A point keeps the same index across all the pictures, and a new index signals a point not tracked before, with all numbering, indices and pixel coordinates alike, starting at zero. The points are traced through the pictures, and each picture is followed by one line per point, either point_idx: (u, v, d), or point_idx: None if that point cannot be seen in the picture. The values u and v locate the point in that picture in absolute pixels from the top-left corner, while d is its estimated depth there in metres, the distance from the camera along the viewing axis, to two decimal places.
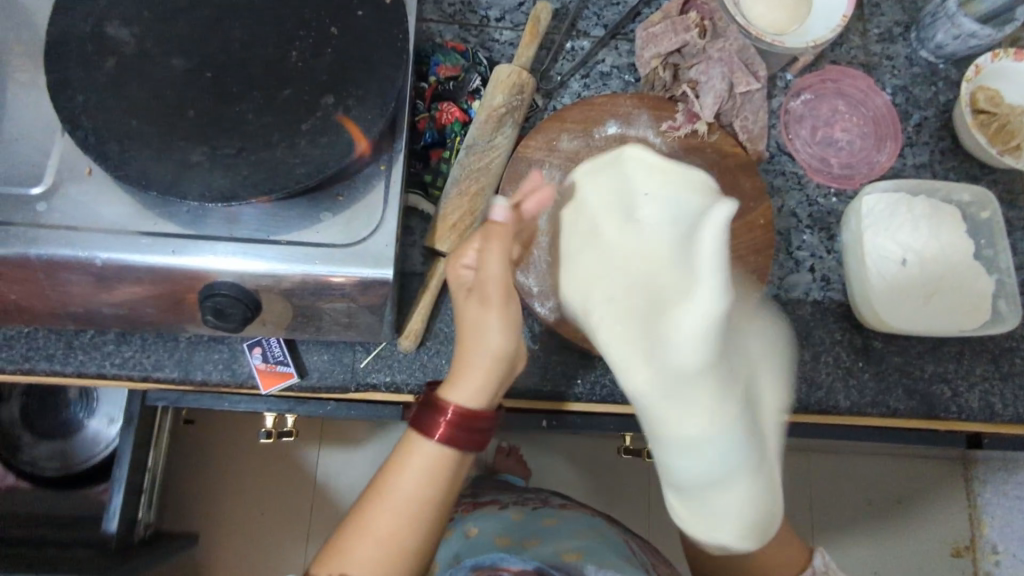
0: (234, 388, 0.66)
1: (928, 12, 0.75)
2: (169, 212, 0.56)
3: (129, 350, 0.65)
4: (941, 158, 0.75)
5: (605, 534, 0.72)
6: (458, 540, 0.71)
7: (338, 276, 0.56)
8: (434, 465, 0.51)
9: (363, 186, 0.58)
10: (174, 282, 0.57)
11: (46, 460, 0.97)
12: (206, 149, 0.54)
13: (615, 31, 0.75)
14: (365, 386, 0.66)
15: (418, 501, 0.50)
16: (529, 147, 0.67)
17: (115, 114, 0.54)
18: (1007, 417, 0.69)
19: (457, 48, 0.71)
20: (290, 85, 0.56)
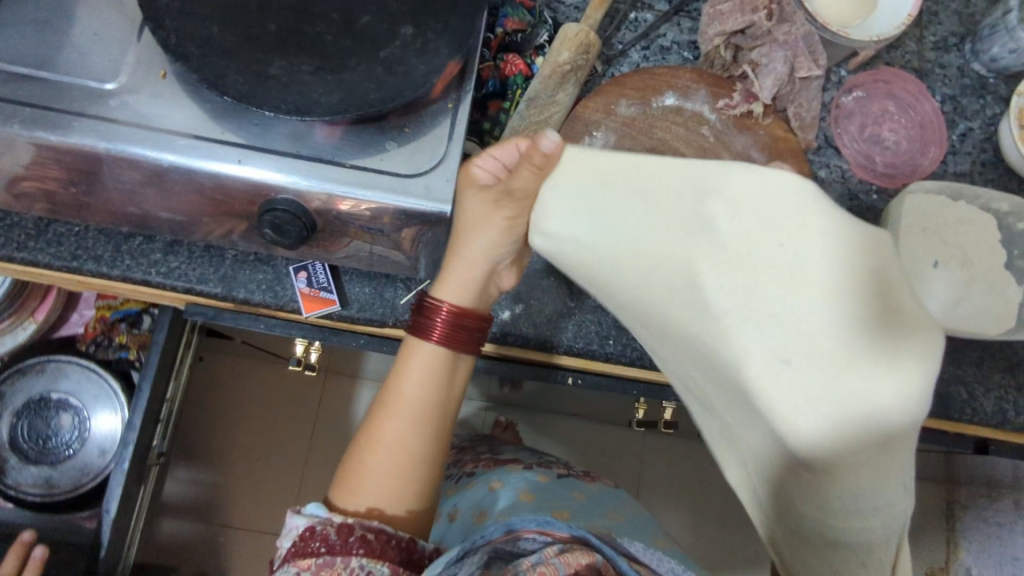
0: (274, 310, 0.67)
1: (986, 25, 0.77)
2: (237, 123, 0.57)
3: (176, 260, 0.66)
4: (982, 169, 0.77)
5: (624, 515, 0.74)
6: (482, 490, 0.75)
7: (396, 206, 0.57)
8: (427, 369, 0.62)
9: (429, 122, 0.59)
10: (235, 193, 0.58)
11: (30, 486, 0.95)
12: (284, 64, 0.55)
13: (679, 7, 0.76)
14: (402, 322, 0.67)
15: (409, 420, 0.62)
16: (587, 107, 0.68)
17: (198, 19, 0.55)
18: (1018, 426, 0.71)
19: (525, 3, 0.72)
20: (371, 12, 0.57)
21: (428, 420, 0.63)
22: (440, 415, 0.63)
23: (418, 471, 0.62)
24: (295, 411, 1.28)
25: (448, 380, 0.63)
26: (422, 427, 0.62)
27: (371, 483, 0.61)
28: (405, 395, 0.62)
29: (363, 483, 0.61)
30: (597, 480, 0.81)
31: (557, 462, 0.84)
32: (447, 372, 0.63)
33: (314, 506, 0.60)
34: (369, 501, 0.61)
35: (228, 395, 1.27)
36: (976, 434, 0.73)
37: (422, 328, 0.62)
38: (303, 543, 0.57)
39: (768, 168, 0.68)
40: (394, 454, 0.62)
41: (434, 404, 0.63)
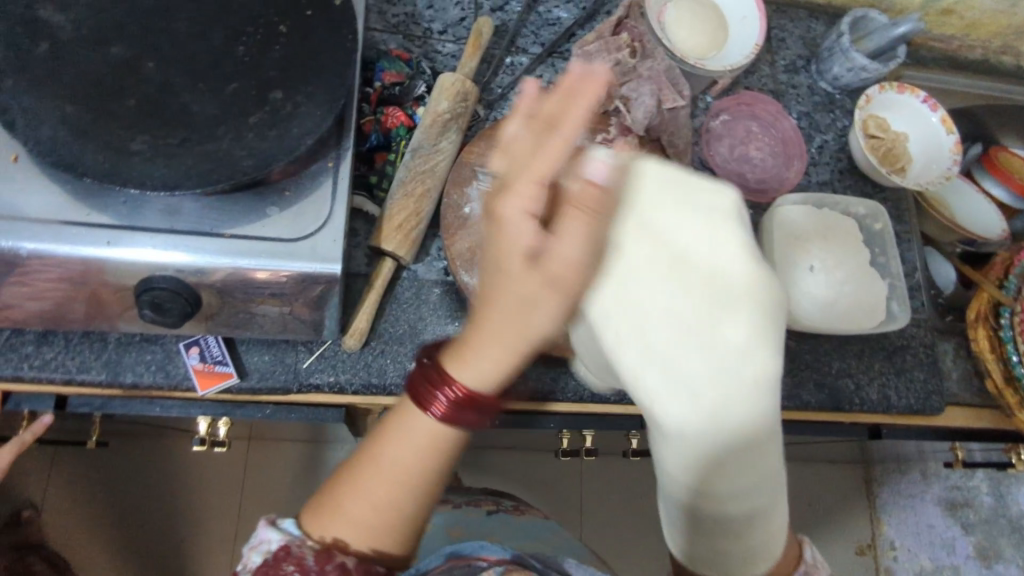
0: (167, 391, 0.64)
1: (825, 47, 0.85)
2: (103, 203, 0.55)
3: (51, 351, 0.62)
4: (840, 177, 0.84)
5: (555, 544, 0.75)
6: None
7: (284, 270, 0.56)
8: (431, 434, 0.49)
9: (310, 183, 0.59)
10: (108, 277, 0.55)
11: None
12: (147, 138, 0.53)
13: (552, 49, 0.79)
14: (307, 387, 0.65)
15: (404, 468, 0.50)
16: (472, 153, 0.69)
17: (50, 99, 0.53)
18: (901, 408, 0.76)
19: (401, 56, 0.73)
20: (237, 79, 0.56)
21: (424, 475, 0.50)
22: (433, 470, 0.50)
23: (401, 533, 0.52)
24: (210, 487, 1.20)
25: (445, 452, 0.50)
26: (417, 486, 0.50)
27: (346, 518, 0.51)
28: (398, 439, 0.50)
29: (337, 517, 0.51)
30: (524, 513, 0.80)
31: (483, 498, 0.83)
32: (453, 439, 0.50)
33: (289, 520, 0.53)
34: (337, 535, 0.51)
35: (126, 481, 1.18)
36: (867, 421, 0.79)
37: (428, 394, 0.48)
38: (275, 562, 0.50)
39: None
40: (383, 513, 0.51)
41: (433, 452, 0.50)
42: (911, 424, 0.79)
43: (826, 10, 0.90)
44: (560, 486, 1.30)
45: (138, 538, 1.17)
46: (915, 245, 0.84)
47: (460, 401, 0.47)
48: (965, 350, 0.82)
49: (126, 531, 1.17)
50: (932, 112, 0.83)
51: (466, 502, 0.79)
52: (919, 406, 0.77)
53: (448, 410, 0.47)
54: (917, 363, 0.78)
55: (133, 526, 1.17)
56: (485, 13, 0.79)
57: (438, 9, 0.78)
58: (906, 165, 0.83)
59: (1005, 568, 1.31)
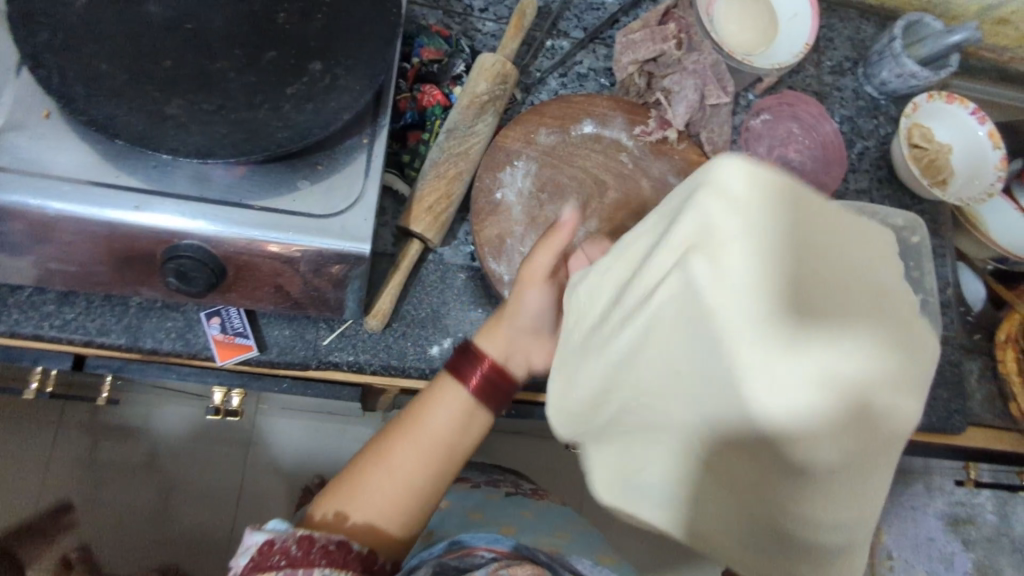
0: (186, 359, 0.63)
1: (876, 51, 0.82)
2: (134, 166, 0.54)
3: (72, 312, 0.61)
4: (878, 186, 0.82)
5: (575, 530, 0.73)
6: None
7: (313, 247, 0.55)
8: (462, 408, 0.57)
9: (344, 158, 0.58)
10: (134, 241, 0.54)
11: None
12: (183, 103, 0.52)
13: (594, 35, 0.77)
14: (326, 364, 0.65)
15: (443, 438, 0.56)
16: (507, 137, 0.68)
17: (85, 56, 0.51)
18: (923, 426, 0.75)
19: (441, 32, 0.72)
20: (276, 47, 0.55)
21: (441, 462, 0.56)
22: (448, 458, 0.57)
23: (414, 510, 0.56)
24: (215, 452, 1.21)
25: (467, 431, 0.57)
26: (431, 467, 0.56)
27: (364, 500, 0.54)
28: (425, 426, 0.56)
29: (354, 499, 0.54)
30: (544, 497, 0.80)
31: (503, 479, 0.82)
32: (475, 424, 0.58)
33: (276, 520, 0.51)
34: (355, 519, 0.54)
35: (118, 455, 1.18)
36: None
37: (464, 373, 0.58)
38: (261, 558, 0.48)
39: None
40: (402, 487, 0.55)
41: (450, 447, 0.57)
42: (932, 441, 0.77)
43: (876, 12, 0.88)
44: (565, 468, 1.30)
45: (143, 496, 1.18)
46: (948, 260, 0.82)
47: (490, 377, 0.57)
48: (991, 371, 0.81)
49: (132, 488, 1.18)
50: (979, 125, 0.80)
51: (487, 483, 0.79)
52: (941, 425, 0.75)
53: (477, 387, 0.57)
54: (941, 381, 0.77)
55: (139, 484, 1.18)
56: None
57: None
58: (947, 178, 0.81)
59: None
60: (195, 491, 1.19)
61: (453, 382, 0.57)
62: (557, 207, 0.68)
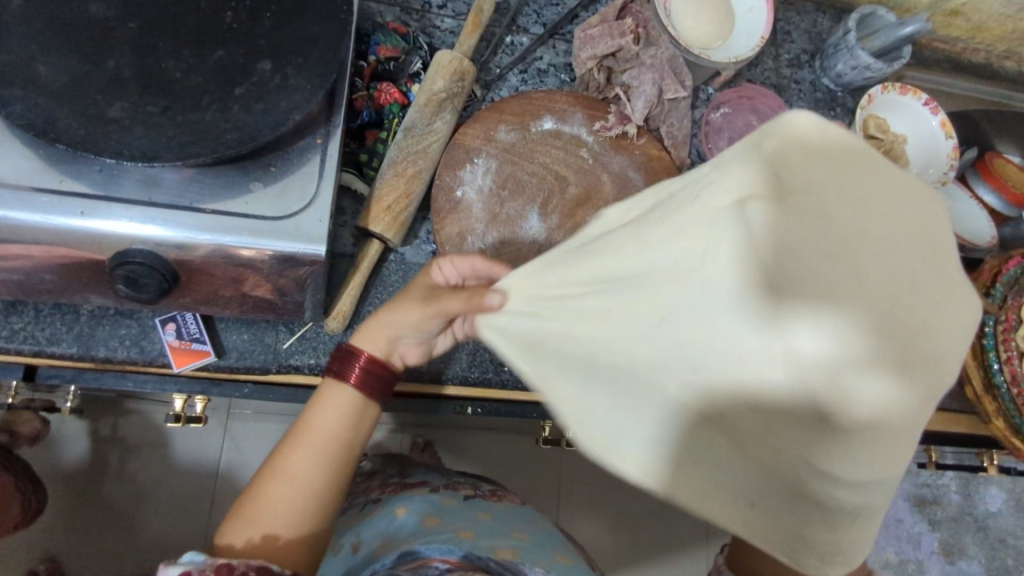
0: (141, 366, 0.62)
1: (831, 43, 0.83)
2: (78, 170, 0.52)
3: (20, 321, 0.60)
4: None
5: (535, 532, 0.75)
6: (386, 518, 0.72)
7: (268, 249, 0.54)
8: (346, 406, 0.55)
9: (297, 159, 0.57)
10: (81, 249, 0.53)
11: None
12: (126, 105, 0.50)
13: (554, 31, 0.77)
14: (286, 368, 0.64)
15: (330, 438, 0.54)
16: (466, 135, 0.67)
17: (21, 58, 0.50)
18: None
19: (398, 29, 0.71)
20: (223, 46, 0.54)
21: (335, 461, 0.54)
22: (341, 457, 0.55)
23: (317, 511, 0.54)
24: (184, 458, 1.19)
25: (358, 428, 0.56)
26: (327, 467, 0.54)
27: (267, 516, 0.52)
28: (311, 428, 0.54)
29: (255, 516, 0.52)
30: (503, 499, 0.81)
31: (464, 482, 0.83)
32: (364, 420, 0.56)
33: (189, 553, 0.47)
34: (251, 533, 0.52)
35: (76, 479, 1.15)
36: None
37: (344, 372, 0.56)
38: None
39: (645, 187, 0.70)
40: (297, 491, 0.53)
41: (342, 447, 0.55)
42: None
43: (833, 5, 0.89)
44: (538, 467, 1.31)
45: (111, 505, 1.15)
46: None
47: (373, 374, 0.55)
48: None
49: (99, 498, 1.15)
50: (933, 116, 0.82)
51: (445, 487, 0.79)
52: None
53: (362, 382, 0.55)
54: None
55: (106, 494, 1.16)
56: None
57: None
58: (904, 168, 0.81)
59: (964, 562, 1.37)
60: (165, 499, 1.17)
61: (336, 384, 0.55)
62: (518, 205, 0.67)
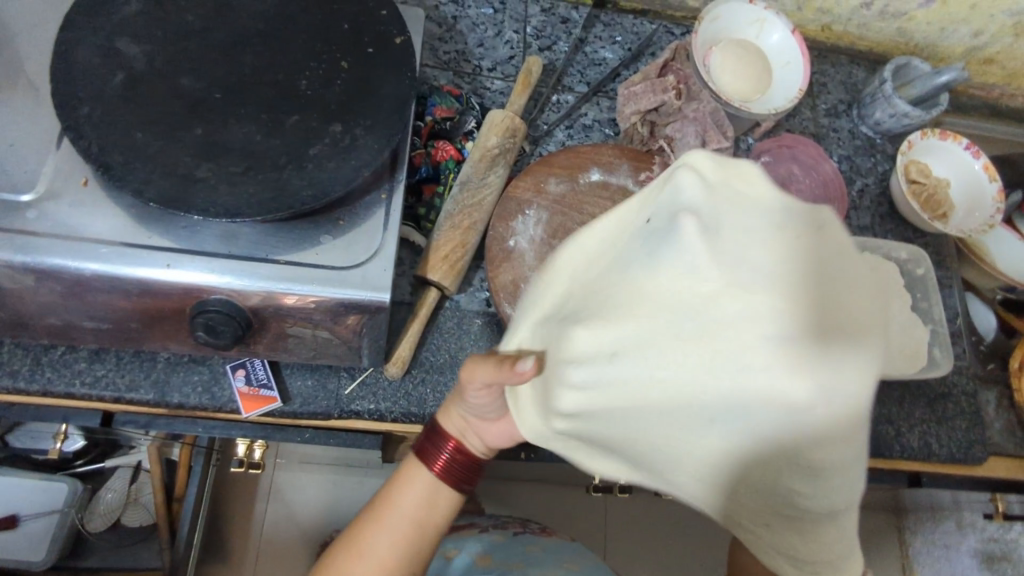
0: (212, 412, 0.65)
1: (868, 93, 0.86)
2: (165, 226, 0.57)
3: (102, 369, 0.63)
4: (881, 221, 0.84)
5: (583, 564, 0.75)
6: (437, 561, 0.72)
7: (337, 297, 0.57)
8: (424, 489, 0.61)
9: (364, 213, 0.60)
10: (166, 298, 0.57)
11: None
12: (212, 166, 0.55)
13: (597, 89, 0.82)
14: (348, 413, 0.66)
15: (416, 522, 0.60)
16: (518, 187, 0.70)
17: (121, 126, 0.55)
18: (943, 457, 0.74)
19: (452, 91, 0.76)
20: (299, 111, 0.58)
21: (416, 535, 0.60)
22: (422, 537, 0.60)
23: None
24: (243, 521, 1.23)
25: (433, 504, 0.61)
26: (405, 542, 0.60)
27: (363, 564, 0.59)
28: (397, 503, 0.60)
29: None
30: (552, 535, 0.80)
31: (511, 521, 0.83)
32: (433, 525, 0.61)
33: None
34: None
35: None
36: (907, 469, 0.76)
37: (429, 454, 0.61)
38: None
39: None
40: (391, 550, 0.59)
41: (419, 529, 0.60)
42: (953, 473, 0.77)
43: (867, 57, 0.91)
44: (588, 512, 1.30)
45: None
46: (956, 291, 0.83)
47: (461, 460, 0.61)
48: (1007, 400, 0.81)
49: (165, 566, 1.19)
50: (975, 159, 0.83)
51: (495, 525, 0.79)
52: (961, 455, 0.75)
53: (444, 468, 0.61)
54: (959, 412, 0.77)
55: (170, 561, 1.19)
56: (534, 52, 0.82)
57: (487, 48, 0.81)
58: (948, 212, 0.82)
59: None
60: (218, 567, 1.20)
61: (417, 463, 0.61)
62: None
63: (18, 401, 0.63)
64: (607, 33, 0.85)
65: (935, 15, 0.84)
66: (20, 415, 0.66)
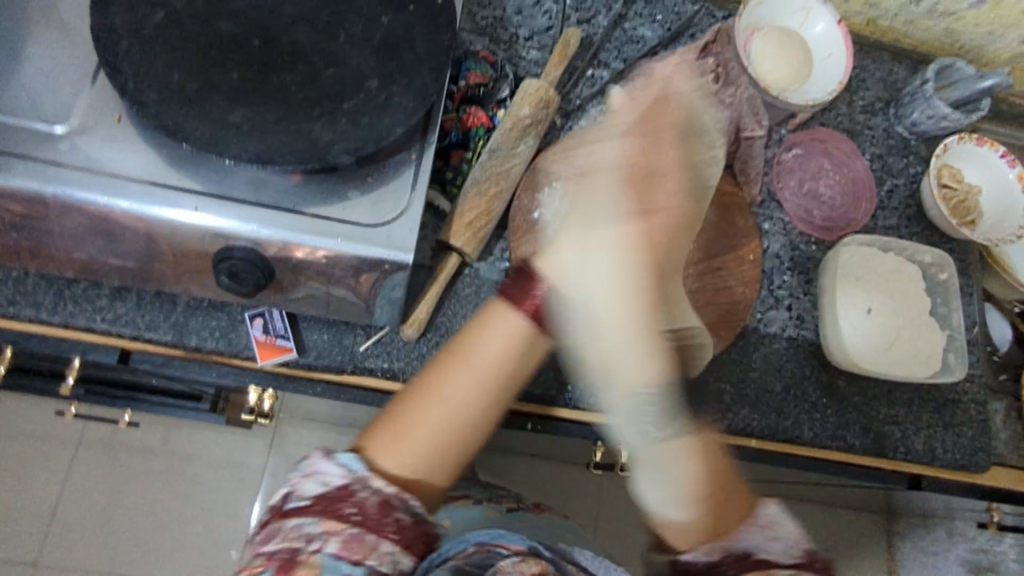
0: (228, 358, 0.65)
1: (907, 93, 0.84)
2: (194, 169, 0.57)
3: (123, 306, 0.64)
4: (907, 224, 0.83)
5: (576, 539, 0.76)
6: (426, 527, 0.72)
7: (358, 254, 0.57)
8: (511, 337, 0.54)
9: (392, 171, 0.60)
10: (191, 241, 0.57)
11: None
12: (246, 113, 0.55)
13: (633, 66, 0.81)
14: (361, 370, 0.67)
15: (467, 403, 0.54)
16: (547, 159, 0.69)
17: (158, 66, 0.54)
18: (946, 463, 0.75)
19: (487, 58, 0.75)
20: (335, 65, 0.58)
21: (494, 385, 0.54)
22: (498, 386, 0.54)
23: (461, 438, 0.54)
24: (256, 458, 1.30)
25: (526, 358, 0.55)
26: (485, 398, 0.54)
27: (409, 439, 0.53)
28: (473, 350, 0.54)
29: (396, 442, 0.53)
30: (546, 512, 0.81)
31: (505, 496, 0.83)
32: (529, 357, 0.55)
33: (349, 456, 0.52)
34: (408, 460, 0.53)
35: (104, 494, 1.26)
36: (908, 472, 0.77)
37: (519, 297, 0.55)
38: (333, 502, 0.49)
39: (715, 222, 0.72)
40: (449, 405, 0.53)
41: (511, 370, 0.55)
42: (956, 480, 0.77)
43: (909, 56, 0.89)
44: (582, 491, 1.32)
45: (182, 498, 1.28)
46: (976, 299, 0.83)
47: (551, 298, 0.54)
48: (1015, 413, 0.81)
49: (176, 491, 1.28)
50: (1009, 169, 0.81)
51: (488, 499, 0.80)
52: (965, 463, 0.75)
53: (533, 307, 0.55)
54: (967, 420, 0.76)
55: (182, 488, 1.28)
56: (572, 24, 0.81)
57: (526, 16, 0.80)
58: (976, 219, 0.82)
59: None
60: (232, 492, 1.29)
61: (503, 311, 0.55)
62: None
63: (39, 330, 0.64)
64: (648, 11, 0.84)
65: (985, 17, 0.82)
66: (38, 347, 0.67)
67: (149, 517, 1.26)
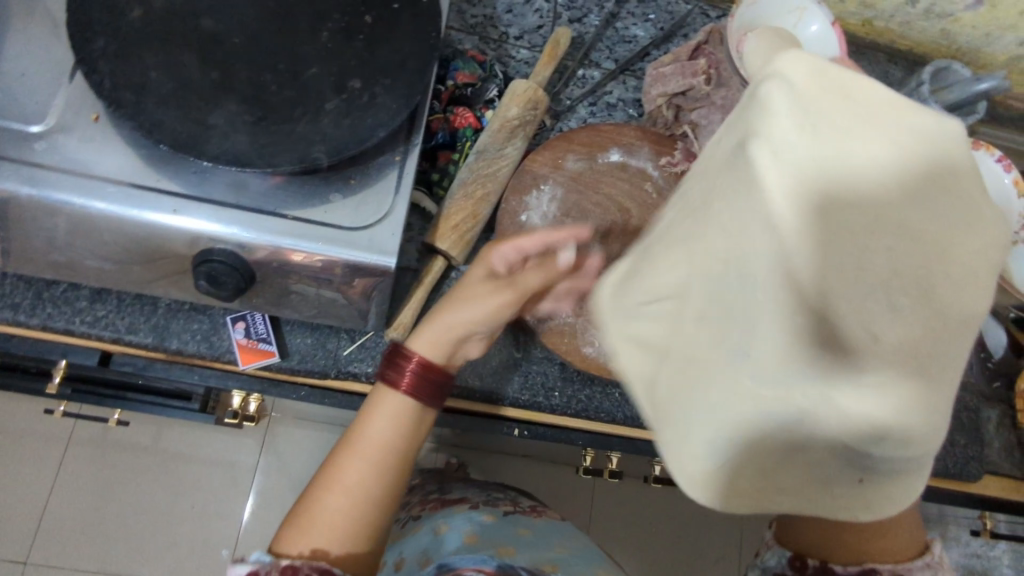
0: (210, 361, 0.64)
1: (903, 95, 0.83)
2: (174, 170, 0.56)
3: (103, 308, 0.63)
4: None
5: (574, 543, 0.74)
6: (427, 535, 0.73)
7: (340, 257, 0.56)
8: (401, 414, 0.56)
9: (375, 174, 0.59)
10: (170, 244, 0.56)
11: None
12: (225, 113, 0.54)
13: (625, 66, 0.80)
14: (345, 374, 0.66)
15: (381, 445, 0.55)
16: (535, 161, 0.68)
17: (136, 64, 0.53)
18: (938, 471, 0.74)
19: (476, 57, 0.74)
20: (318, 64, 0.57)
21: (392, 462, 0.55)
22: (397, 463, 0.56)
23: (369, 520, 0.54)
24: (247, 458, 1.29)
25: (413, 435, 0.57)
26: (387, 474, 0.55)
27: (320, 525, 0.53)
28: (364, 433, 0.55)
29: (311, 530, 0.53)
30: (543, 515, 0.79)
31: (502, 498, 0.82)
32: (418, 426, 0.57)
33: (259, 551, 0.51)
34: (309, 544, 0.52)
35: (93, 494, 1.25)
36: None
37: (393, 379, 0.57)
38: None
39: None
40: (354, 496, 0.54)
41: (402, 448, 0.56)
42: (947, 487, 0.76)
43: (905, 58, 0.88)
44: (573, 493, 1.31)
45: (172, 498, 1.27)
46: None
47: (423, 374, 0.57)
48: (1008, 420, 0.81)
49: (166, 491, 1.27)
50: (1006, 172, 0.80)
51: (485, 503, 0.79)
52: (957, 471, 0.74)
53: (412, 386, 0.56)
54: (959, 427, 0.76)
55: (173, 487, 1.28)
56: (564, 23, 0.80)
57: (517, 15, 0.79)
58: None
59: None
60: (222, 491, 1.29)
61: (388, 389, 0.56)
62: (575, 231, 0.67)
63: (17, 332, 0.63)
64: (641, 10, 0.83)
65: (982, 19, 0.81)
66: (17, 349, 0.66)
67: (139, 516, 1.25)
